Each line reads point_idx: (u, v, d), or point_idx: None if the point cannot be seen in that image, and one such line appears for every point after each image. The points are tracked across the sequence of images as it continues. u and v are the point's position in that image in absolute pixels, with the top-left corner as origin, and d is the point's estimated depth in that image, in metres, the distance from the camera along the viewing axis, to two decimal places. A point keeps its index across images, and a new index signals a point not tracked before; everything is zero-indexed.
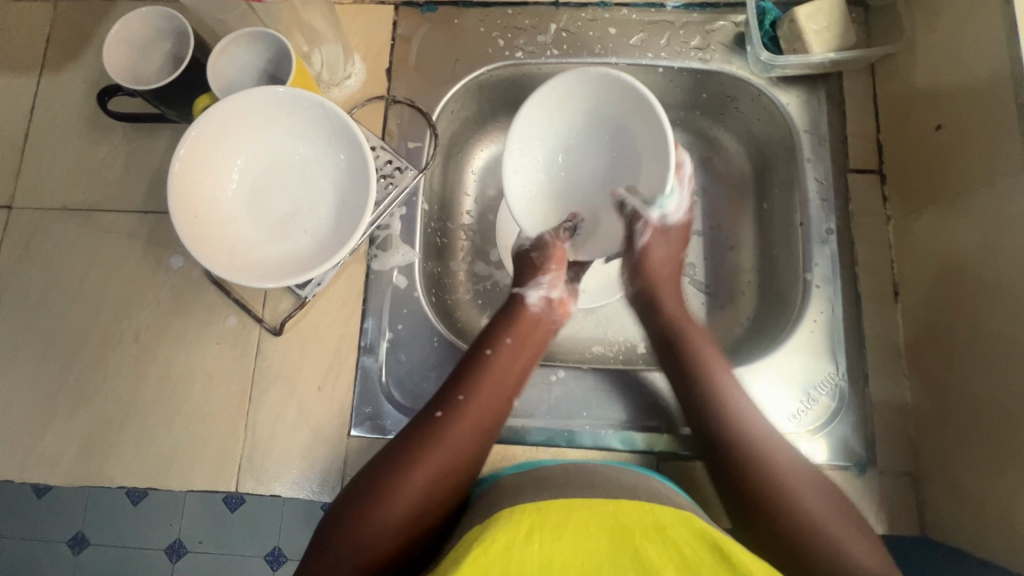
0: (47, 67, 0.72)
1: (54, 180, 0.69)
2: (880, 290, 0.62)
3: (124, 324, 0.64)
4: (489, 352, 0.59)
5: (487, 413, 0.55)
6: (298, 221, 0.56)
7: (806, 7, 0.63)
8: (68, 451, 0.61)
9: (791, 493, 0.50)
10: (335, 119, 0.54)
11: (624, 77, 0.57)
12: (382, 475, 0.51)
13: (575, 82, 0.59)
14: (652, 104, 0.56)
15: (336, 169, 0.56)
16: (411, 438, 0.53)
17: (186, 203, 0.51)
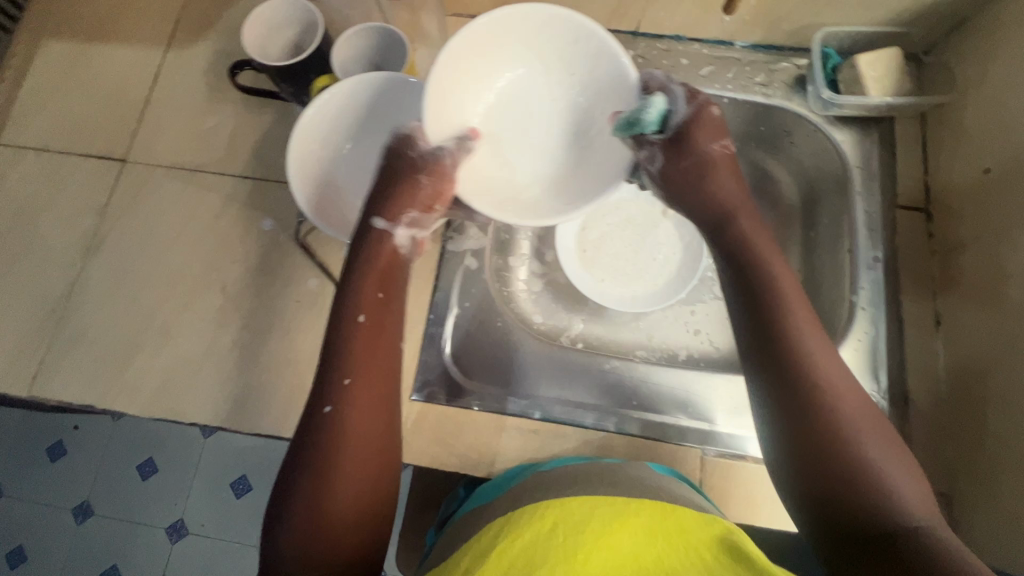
0: (173, 42, 0.80)
1: (166, 141, 0.76)
2: (922, 318, 0.66)
3: (213, 275, 0.70)
4: (360, 317, 0.51)
5: (382, 390, 0.49)
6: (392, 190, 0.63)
7: (867, 55, 0.69)
8: (149, 385, 0.66)
9: (846, 431, 0.45)
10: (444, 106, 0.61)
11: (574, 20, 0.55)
12: (301, 478, 0.46)
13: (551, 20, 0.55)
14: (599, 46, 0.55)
15: None
16: (304, 448, 0.47)
17: (298, 160, 0.60)
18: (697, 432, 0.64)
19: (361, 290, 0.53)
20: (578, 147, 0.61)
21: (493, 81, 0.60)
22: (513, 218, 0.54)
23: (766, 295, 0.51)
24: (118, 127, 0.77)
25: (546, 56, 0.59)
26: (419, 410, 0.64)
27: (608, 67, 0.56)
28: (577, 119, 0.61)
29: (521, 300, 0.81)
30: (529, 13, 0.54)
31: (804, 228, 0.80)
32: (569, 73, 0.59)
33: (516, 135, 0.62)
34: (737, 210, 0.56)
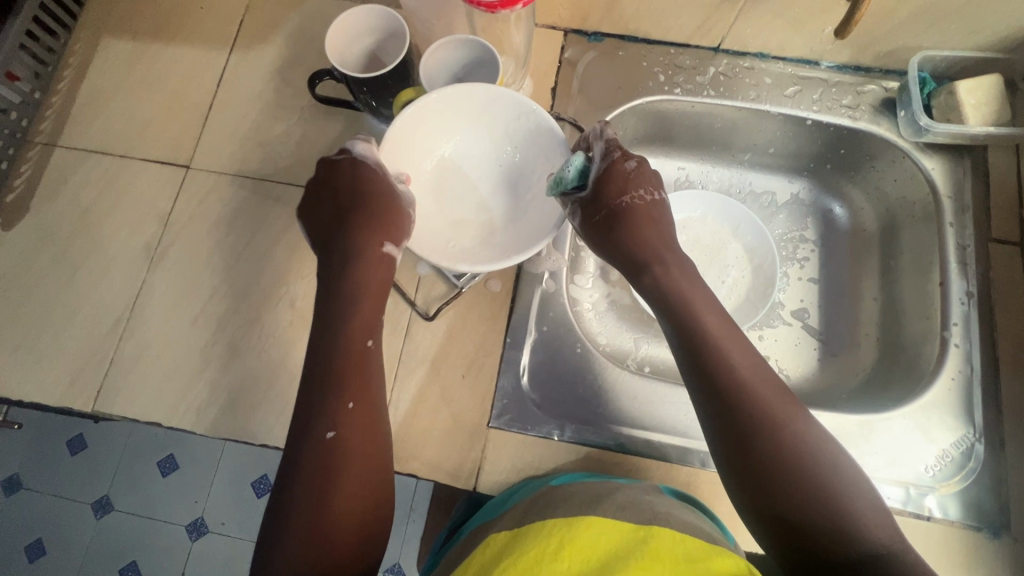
0: (238, 44, 0.78)
1: (231, 147, 0.73)
2: (1017, 358, 0.63)
3: (282, 290, 0.68)
4: (370, 343, 0.52)
5: (377, 415, 0.50)
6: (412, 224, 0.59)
7: (967, 82, 0.67)
8: (216, 402, 0.64)
9: (803, 470, 0.44)
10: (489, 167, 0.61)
11: (545, 117, 0.56)
12: (303, 501, 0.44)
13: (495, 96, 0.57)
14: (556, 139, 0.57)
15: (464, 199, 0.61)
16: (305, 473, 0.45)
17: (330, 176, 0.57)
18: None
19: (355, 311, 0.52)
20: (514, 208, 0.61)
21: (438, 144, 0.60)
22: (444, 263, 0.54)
23: (696, 333, 0.51)
24: (181, 131, 0.74)
25: (501, 123, 0.59)
26: (498, 437, 0.62)
27: (549, 139, 0.57)
28: (513, 179, 0.61)
29: (587, 319, 0.79)
30: (484, 90, 0.56)
31: (882, 256, 0.78)
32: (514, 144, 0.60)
33: (456, 192, 0.61)
34: (670, 249, 0.56)
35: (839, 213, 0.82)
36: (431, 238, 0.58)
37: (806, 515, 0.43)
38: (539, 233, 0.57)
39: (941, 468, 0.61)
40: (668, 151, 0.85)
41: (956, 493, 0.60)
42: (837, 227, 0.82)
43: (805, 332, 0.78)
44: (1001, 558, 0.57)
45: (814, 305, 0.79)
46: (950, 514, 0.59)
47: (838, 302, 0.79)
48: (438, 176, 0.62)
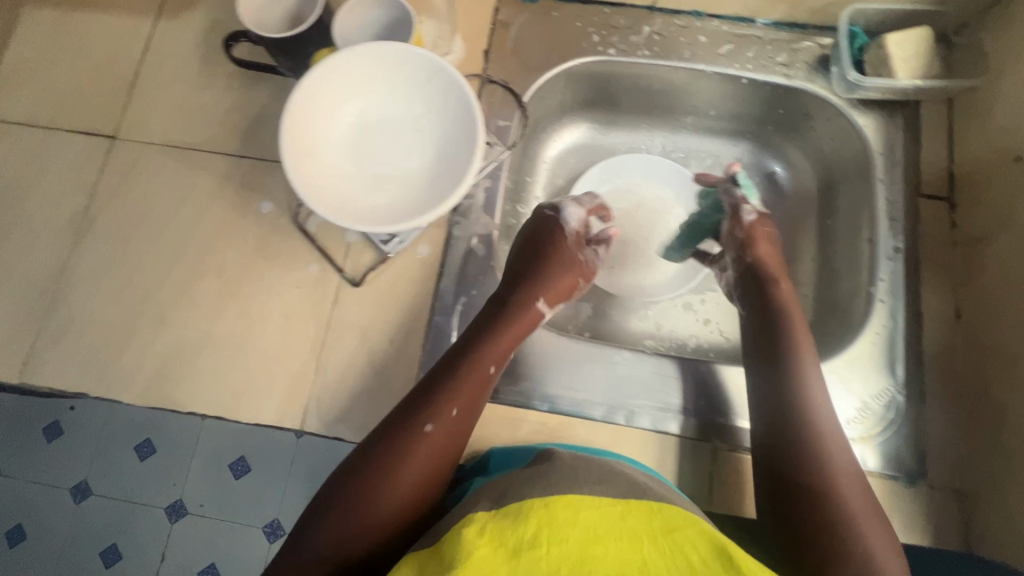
0: (164, 10, 0.76)
1: (158, 116, 0.72)
2: (942, 312, 0.64)
3: (210, 259, 0.67)
4: (492, 371, 0.57)
5: (466, 416, 0.54)
6: (319, 172, 0.55)
7: (896, 35, 0.66)
8: (143, 372, 0.64)
9: (837, 487, 0.52)
10: (402, 127, 0.59)
11: (463, 86, 0.55)
12: (370, 475, 0.50)
13: (415, 57, 0.55)
14: (471, 110, 0.55)
15: (377, 161, 0.58)
16: (386, 446, 0.51)
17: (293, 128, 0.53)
18: (705, 424, 0.62)
19: (489, 350, 0.58)
20: (423, 174, 0.57)
21: (355, 99, 0.58)
22: (363, 228, 0.52)
23: (819, 397, 0.58)
24: (107, 101, 0.73)
25: (415, 83, 0.57)
26: None
27: (461, 97, 0.55)
28: (426, 144, 0.58)
29: None
30: (394, 48, 0.54)
31: (821, 217, 0.77)
32: (429, 108, 0.58)
33: (377, 154, 0.58)
34: (787, 306, 0.64)
35: (780, 173, 0.82)
36: (352, 200, 0.55)
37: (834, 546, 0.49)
38: (444, 198, 0.54)
39: (861, 421, 0.62)
40: (612, 117, 0.84)
41: (873, 445, 0.61)
42: (780, 188, 0.82)
43: None
44: (914, 505, 0.58)
45: None
46: (868, 465, 0.60)
47: None
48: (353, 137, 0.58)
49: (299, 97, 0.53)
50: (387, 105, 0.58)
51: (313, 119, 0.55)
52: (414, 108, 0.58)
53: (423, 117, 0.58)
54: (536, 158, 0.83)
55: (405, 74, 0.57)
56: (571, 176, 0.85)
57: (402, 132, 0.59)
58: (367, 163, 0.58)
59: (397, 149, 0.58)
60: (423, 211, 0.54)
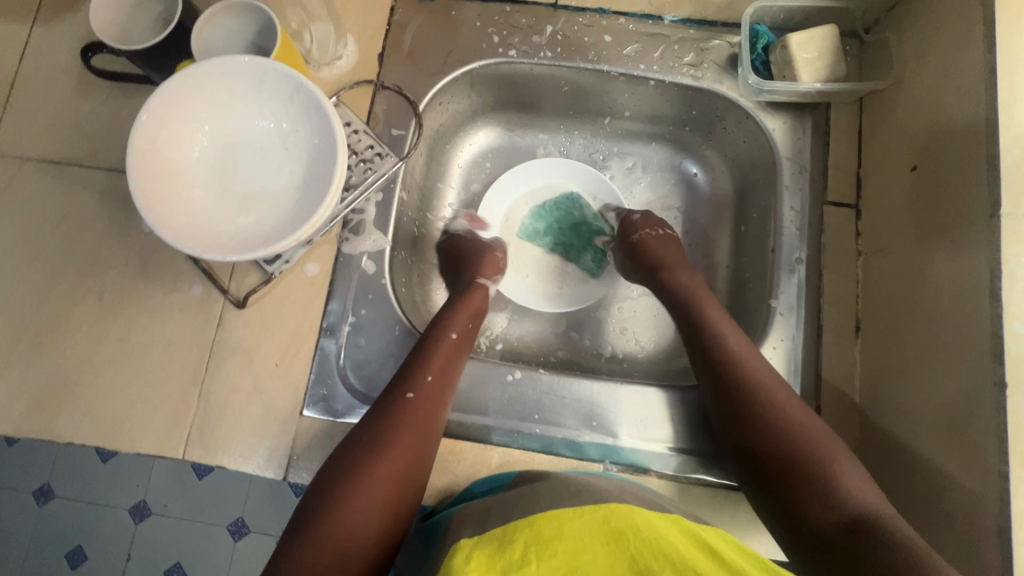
0: (39, 15, 0.71)
1: (34, 130, 0.68)
2: (842, 324, 0.62)
3: (88, 281, 0.64)
4: (454, 334, 0.61)
5: (440, 386, 0.57)
6: (179, 192, 0.51)
7: (799, 35, 0.63)
8: (19, 403, 0.61)
9: (792, 435, 0.51)
10: (269, 144, 0.55)
11: (324, 104, 0.52)
12: (347, 457, 0.51)
13: (273, 73, 0.52)
14: (334, 129, 0.52)
15: (243, 180, 0.55)
16: (375, 423, 0.53)
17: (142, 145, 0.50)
18: (598, 446, 0.60)
19: (447, 326, 0.61)
20: (290, 194, 0.54)
21: (212, 116, 0.54)
22: (221, 256, 0.50)
23: (740, 350, 0.57)
24: None
25: (278, 98, 0.54)
26: (310, 426, 0.61)
27: (323, 113, 0.52)
28: (293, 162, 0.55)
29: (437, 300, 0.76)
30: (249, 61, 0.51)
31: (736, 222, 0.75)
32: (294, 126, 0.55)
33: (243, 172, 0.55)
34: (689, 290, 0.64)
35: (699, 176, 0.79)
36: (211, 224, 0.52)
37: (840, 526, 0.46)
38: (307, 221, 0.51)
39: None
40: (527, 118, 0.81)
41: None
42: (699, 192, 0.79)
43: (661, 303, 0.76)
44: None
45: None
46: None
47: (695, 270, 0.77)
48: (214, 156, 0.54)
49: (146, 116, 0.50)
50: (251, 121, 0.55)
51: (166, 137, 0.51)
52: (279, 125, 0.55)
53: (291, 134, 0.55)
54: (446, 164, 0.79)
55: (265, 89, 0.54)
56: (486, 182, 0.82)
57: (269, 151, 0.55)
58: (230, 184, 0.54)
59: (264, 169, 0.55)
60: (286, 235, 0.51)
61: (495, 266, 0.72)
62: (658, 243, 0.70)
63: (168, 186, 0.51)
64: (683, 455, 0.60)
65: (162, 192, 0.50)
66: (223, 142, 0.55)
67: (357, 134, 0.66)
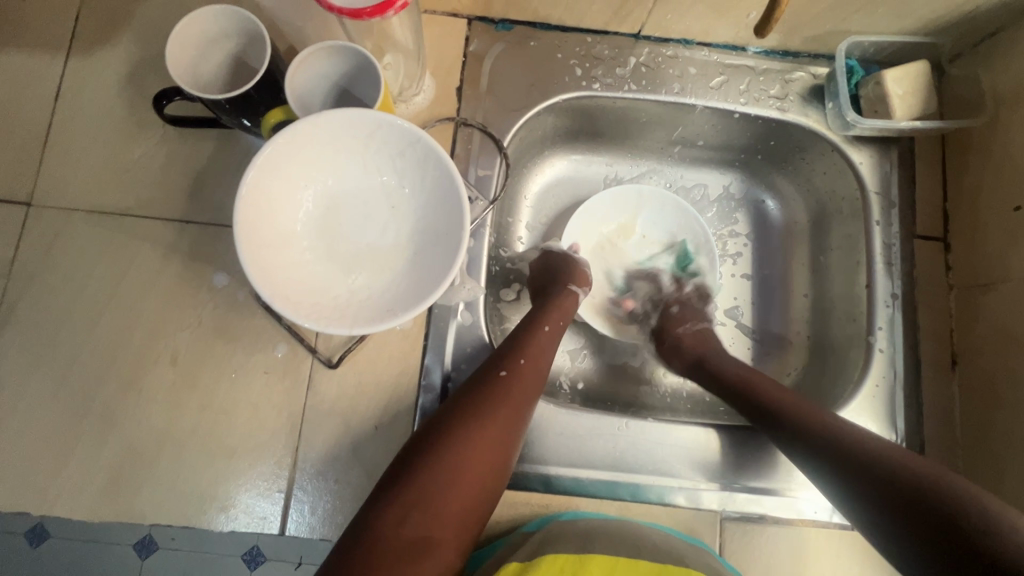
0: (75, 46, 0.64)
1: (82, 177, 0.61)
2: (939, 359, 0.63)
3: (160, 345, 0.59)
4: (547, 328, 0.62)
5: (532, 376, 0.57)
6: (288, 255, 0.48)
7: (894, 71, 0.63)
8: (92, 482, 0.56)
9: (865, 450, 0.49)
10: (374, 198, 0.52)
11: (445, 161, 0.48)
12: (436, 429, 0.51)
13: (384, 126, 0.48)
14: (455, 189, 0.48)
15: (348, 237, 0.51)
16: (468, 394, 0.54)
17: (249, 211, 0.45)
18: (713, 494, 0.60)
19: (539, 326, 0.61)
20: (400, 253, 0.51)
21: (314, 172, 0.49)
22: (344, 329, 0.46)
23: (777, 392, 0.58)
24: (15, 159, 0.61)
25: (387, 153, 0.50)
26: None
27: (444, 170, 0.49)
28: (401, 218, 0.52)
29: None
30: (362, 116, 0.47)
31: (813, 252, 0.75)
32: (402, 180, 0.51)
33: (349, 230, 0.51)
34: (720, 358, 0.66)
35: (770, 205, 0.79)
36: (322, 292, 0.49)
37: (894, 481, 0.45)
38: (430, 286, 0.48)
39: None
40: (596, 147, 0.79)
41: None
42: (769, 220, 0.79)
43: (740, 333, 0.76)
44: None
45: (748, 303, 0.77)
46: None
47: (772, 298, 0.77)
48: (317, 214, 0.51)
49: (252, 180, 0.45)
50: (354, 175, 0.51)
51: (270, 199, 0.47)
52: (386, 179, 0.51)
53: (398, 190, 0.51)
54: (517, 197, 0.77)
55: (372, 143, 0.50)
56: (555, 215, 0.79)
57: (375, 207, 0.52)
58: (336, 245, 0.51)
59: (370, 227, 0.51)
60: (409, 302, 0.48)
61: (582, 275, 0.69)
62: (689, 336, 0.70)
63: (276, 254, 0.47)
64: (791, 501, 0.60)
65: (272, 263, 0.46)
66: (324, 199, 0.51)
67: None
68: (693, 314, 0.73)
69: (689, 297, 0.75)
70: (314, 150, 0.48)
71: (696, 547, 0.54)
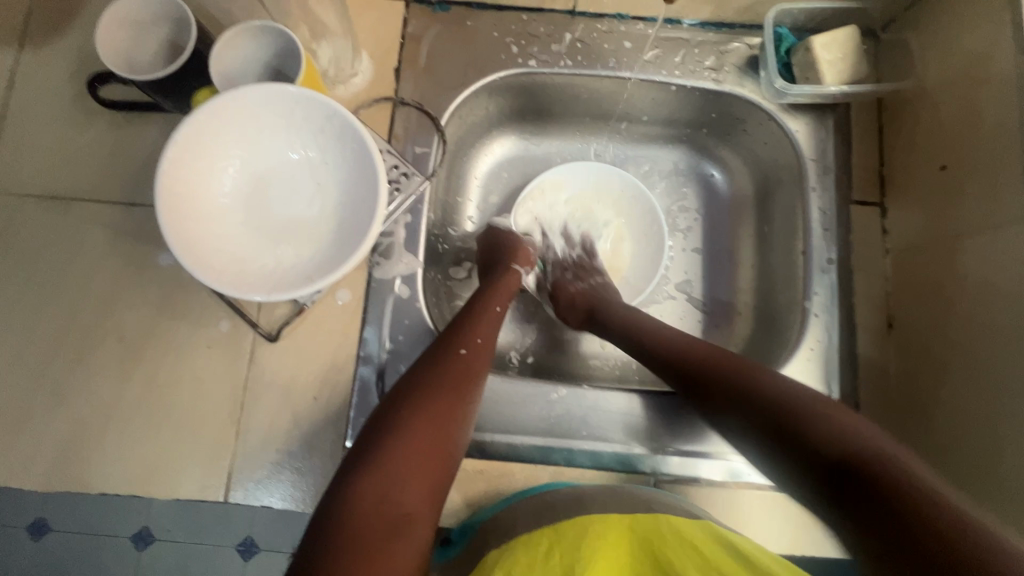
0: (26, 39, 0.66)
1: (33, 165, 0.64)
2: (874, 323, 0.64)
3: (108, 323, 0.61)
4: (498, 308, 0.61)
5: (488, 355, 0.55)
6: (212, 227, 0.50)
7: (822, 37, 0.63)
8: (45, 455, 0.58)
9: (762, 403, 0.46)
10: (299, 173, 0.53)
11: (363, 136, 0.50)
12: (396, 406, 0.48)
13: (305, 102, 0.50)
14: (373, 163, 0.50)
15: (274, 211, 0.53)
16: (428, 369, 0.51)
17: (170, 183, 0.47)
18: (648, 458, 0.61)
19: (490, 307, 0.60)
20: (324, 227, 0.53)
21: (237, 147, 0.51)
22: (263, 296, 0.48)
23: (670, 340, 0.56)
24: None
25: (308, 129, 0.52)
26: None
27: (362, 144, 0.50)
28: (324, 193, 0.53)
29: None
30: (283, 91, 0.49)
31: (758, 222, 0.76)
32: (325, 156, 0.53)
33: (275, 204, 0.53)
34: (630, 310, 0.64)
35: (717, 178, 0.80)
36: (247, 262, 0.50)
37: (830, 446, 0.40)
38: (348, 256, 0.50)
39: None
40: (545, 126, 0.80)
41: None
42: (717, 193, 0.80)
43: (688, 305, 0.77)
44: None
45: (696, 275, 0.78)
46: None
47: (720, 271, 0.78)
48: (241, 189, 0.52)
49: (172, 153, 0.47)
50: (278, 151, 0.53)
51: (192, 173, 0.49)
52: (310, 155, 0.53)
53: (322, 166, 0.53)
54: (465, 176, 0.78)
55: (294, 120, 0.51)
56: (504, 195, 0.80)
57: (300, 183, 0.53)
58: (261, 219, 0.52)
59: (295, 202, 0.53)
60: (328, 271, 0.50)
61: (522, 253, 0.69)
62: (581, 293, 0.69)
63: (199, 225, 0.49)
64: (731, 464, 0.61)
65: (195, 233, 0.48)
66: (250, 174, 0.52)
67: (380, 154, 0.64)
68: (587, 274, 0.72)
69: (579, 258, 0.75)
70: (234, 125, 0.50)
71: (627, 497, 0.55)
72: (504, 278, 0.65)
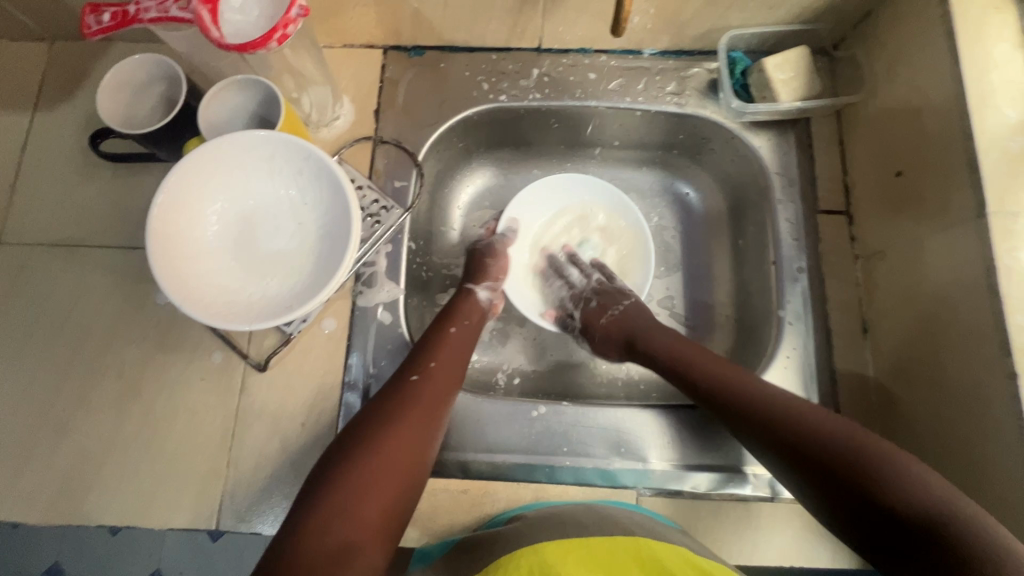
0: (40, 103, 0.73)
1: (44, 215, 0.69)
2: (849, 328, 0.64)
3: (108, 360, 0.64)
4: (452, 329, 0.63)
5: (444, 375, 0.57)
6: (201, 263, 0.53)
7: (773, 58, 0.66)
8: (47, 489, 0.61)
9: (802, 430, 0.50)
10: (281, 210, 0.57)
11: (333, 171, 0.54)
12: (348, 437, 0.50)
13: (276, 145, 0.54)
14: (345, 197, 0.54)
15: (258, 247, 0.56)
16: (381, 399, 0.54)
17: (159, 226, 0.51)
18: (630, 473, 0.61)
19: (446, 331, 0.62)
20: (303, 259, 0.56)
21: (221, 189, 0.55)
22: (245, 325, 0.51)
23: (710, 362, 0.59)
24: None
25: (287, 169, 0.56)
26: None
27: (335, 180, 0.54)
28: (303, 227, 0.57)
29: None
30: (262, 137, 0.53)
31: (733, 236, 0.77)
32: (302, 193, 0.57)
33: (258, 239, 0.57)
34: (656, 334, 0.66)
35: (692, 195, 0.82)
36: (229, 294, 0.53)
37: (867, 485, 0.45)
38: (324, 284, 0.53)
39: None
40: (522, 155, 0.83)
41: None
42: (692, 210, 0.82)
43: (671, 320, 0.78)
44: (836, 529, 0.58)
45: (677, 292, 0.79)
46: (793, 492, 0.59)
47: (698, 286, 0.79)
48: (227, 227, 0.56)
49: (161, 199, 0.51)
50: (261, 190, 0.57)
51: (181, 215, 0.53)
52: (289, 193, 0.57)
53: (301, 202, 0.57)
54: (447, 206, 0.81)
55: (271, 161, 0.56)
56: (487, 221, 0.83)
57: (281, 219, 0.57)
58: (245, 253, 0.56)
59: (278, 237, 0.57)
60: (307, 298, 0.53)
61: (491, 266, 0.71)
62: (612, 324, 0.69)
63: (187, 261, 0.52)
64: (715, 474, 0.61)
65: (183, 267, 0.52)
66: (235, 212, 0.56)
67: (361, 189, 0.68)
68: (613, 298, 0.72)
69: (601, 284, 0.74)
70: (219, 169, 0.54)
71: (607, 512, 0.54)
72: (461, 302, 0.67)
